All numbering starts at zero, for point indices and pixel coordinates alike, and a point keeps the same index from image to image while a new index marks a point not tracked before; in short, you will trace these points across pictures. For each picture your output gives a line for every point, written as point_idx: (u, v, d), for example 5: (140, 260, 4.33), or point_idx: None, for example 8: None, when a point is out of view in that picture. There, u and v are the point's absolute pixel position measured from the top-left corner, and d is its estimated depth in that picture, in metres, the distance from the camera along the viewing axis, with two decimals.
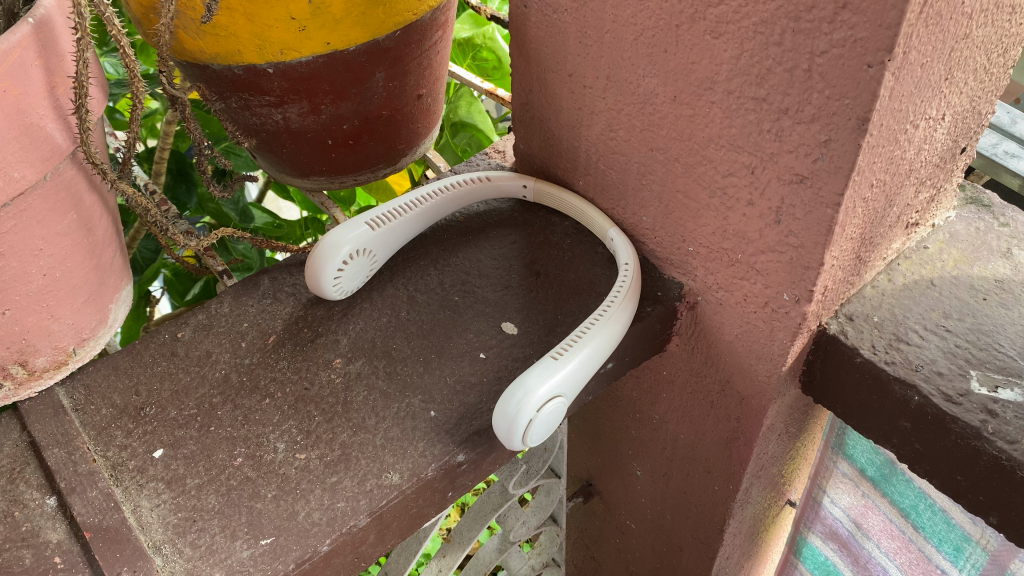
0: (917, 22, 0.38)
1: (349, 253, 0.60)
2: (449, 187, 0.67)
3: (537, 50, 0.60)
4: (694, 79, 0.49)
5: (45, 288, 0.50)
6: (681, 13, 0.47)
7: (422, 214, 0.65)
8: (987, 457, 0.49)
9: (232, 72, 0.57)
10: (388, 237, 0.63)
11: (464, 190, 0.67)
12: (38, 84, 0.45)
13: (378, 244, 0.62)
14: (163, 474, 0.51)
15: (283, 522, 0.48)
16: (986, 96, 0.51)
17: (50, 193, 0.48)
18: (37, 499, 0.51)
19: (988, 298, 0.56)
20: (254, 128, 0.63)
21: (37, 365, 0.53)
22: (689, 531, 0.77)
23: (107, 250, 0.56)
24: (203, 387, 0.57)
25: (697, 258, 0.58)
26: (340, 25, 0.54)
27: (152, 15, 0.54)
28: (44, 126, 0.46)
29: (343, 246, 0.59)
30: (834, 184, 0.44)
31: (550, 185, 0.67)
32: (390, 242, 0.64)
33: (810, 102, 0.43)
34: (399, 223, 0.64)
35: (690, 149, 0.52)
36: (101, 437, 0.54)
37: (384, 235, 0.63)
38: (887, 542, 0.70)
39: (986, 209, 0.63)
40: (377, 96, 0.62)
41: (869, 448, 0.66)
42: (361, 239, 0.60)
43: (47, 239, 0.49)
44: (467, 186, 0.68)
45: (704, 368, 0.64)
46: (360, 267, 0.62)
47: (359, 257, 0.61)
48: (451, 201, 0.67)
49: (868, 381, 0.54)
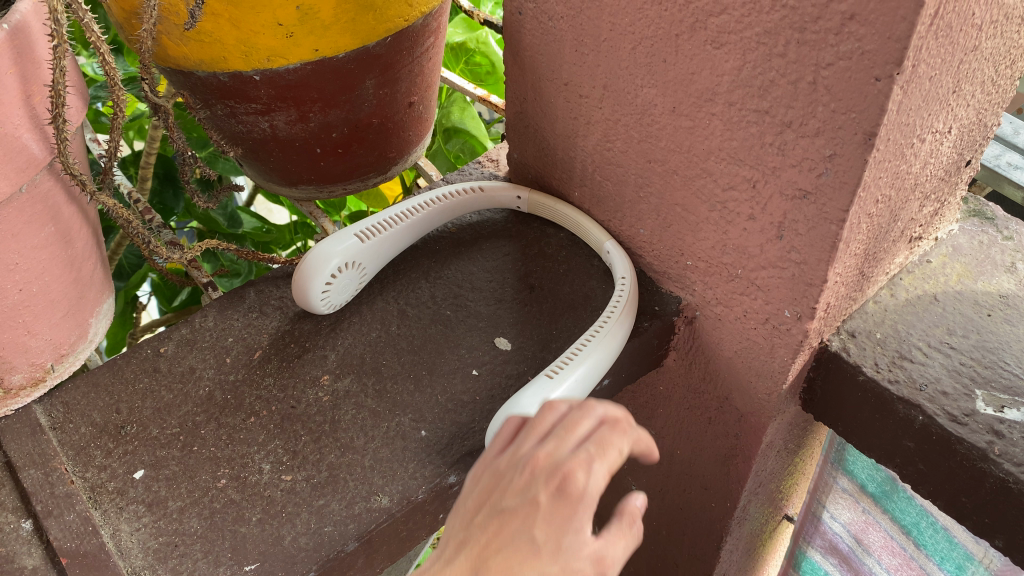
0: (927, 34, 0.37)
1: (338, 266, 0.58)
2: (442, 197, 0.65)
3: (531, 58, 0.59)
4: (695, 89, 0.47)
5: (21, 303, 0.49)
6: (681, 22, 0.45)
7: (414, 226, 0.64)
8: (993, 479, 0.48)
9: (218, 79, 0.55)
10: (380, 252, 0.62)
11: (457, 200, 0.66)
12: (12, 93, 0.43)
13: (369, 257, 0.61)
14: (144, 497, 0.49)
15: (268, 548, 0.47)
16: (993, 108, 0.50)
17: (26, 205, 0.47)
18: (12, 522, 0.49)
19: (993, 315, 0.55)
20: (240, 136, 0.61)
21: (13, 383, 0.52)
22: (685, 547, 0.76)
23: (88, 262, 0.54)
24: (186, 405, 0.55)
25: (695, 273, 0.57)
26: (328, 31, 0.53)
27: (134, 21, 0.52)
28: (19, 137, 0.44)
29: (333, 259, 0.58)
30: (838, 200, 0.43)
31: (545, 196, 0.65)
32: (382, 256, 0.62)
33: (815, 116, 0.41)
34: (394, 236, 0.62)
35: (689, 161, 0.51)
36: (79, 458, 0.52)
37: (374, 247, 0.61)
38: (887, 559, 0.69)
39: (989, 222, 0.62)
40: (367, 104, 0.60)
41: (869, 465, 0.65)
42: (350, 251, 0.59)
43: (23, 253, 0.47)
44: (460, 196, 0.66)
45: (701, 384, 0.62)
46: (350, 280, 0.60)
47: (348, 269, 0.59)
48: (443, 212, 0.66)
49: (871, 400, 0.53)
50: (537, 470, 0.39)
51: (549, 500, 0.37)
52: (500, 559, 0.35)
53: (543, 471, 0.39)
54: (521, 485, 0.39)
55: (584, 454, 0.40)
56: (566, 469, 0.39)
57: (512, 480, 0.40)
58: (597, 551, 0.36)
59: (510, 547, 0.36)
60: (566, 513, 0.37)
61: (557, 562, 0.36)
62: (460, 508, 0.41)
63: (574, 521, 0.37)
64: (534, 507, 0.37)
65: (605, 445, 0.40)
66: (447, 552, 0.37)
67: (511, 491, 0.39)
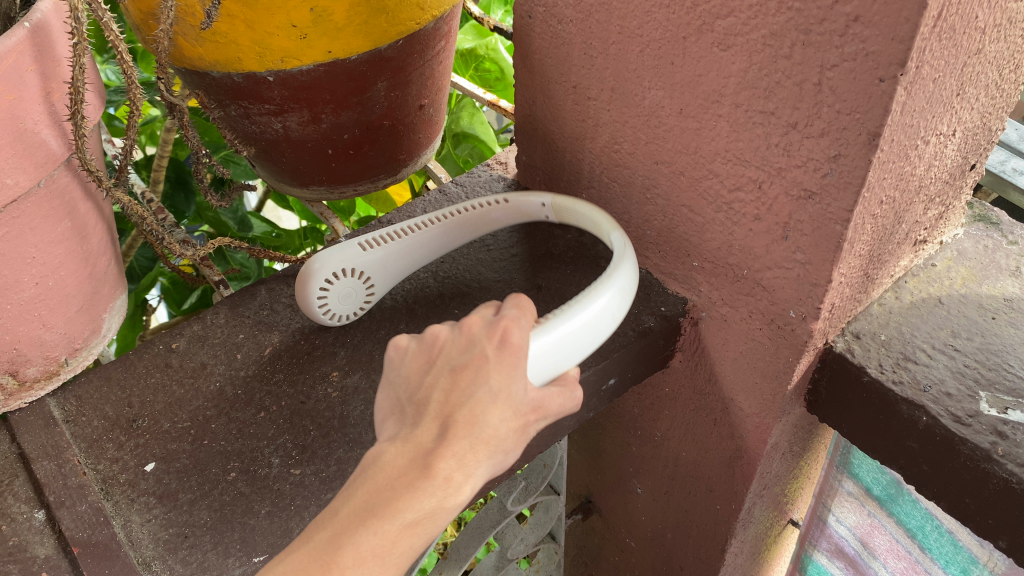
0: (931, 36, 0.37)
1: (336, 271, 0.57)
2: (460, 211, 0.63)
3: (540, 61, 0.60)
4: (701, 91, 0.48)
5: (37, 297, 0.49)
6: (688, 24, 0.46)
7: (430, 239, 0.62)
8: (997, 480, 0.48)
9: (232, 80, 0.56)
10: (385, 264, 0.60)
11: (477, 213, 0.64)
12: (33, 90, 0.44)
13: (375, 267, 0.59)
14: (156, 489, 0.50)
15: (277, 540, 0.47)
16: (997, 112, 0.50)
17: (44, 200, 0.47)
18: (26, 513, 0.50)
19: (997, 318, 0.56)
20: (253, 136, 0.62)
21: (28, 375, 0.53)
22: (691, 550, 0.76)
23: (102, 258, 0.55)
24: (197, 400, 0.55)
25: (701, 274, 0.57)
26: (342, 33, 0.53)
27: (150, 21, 0.53)
28: (39, 133, 0.45)
29: (328, 265, 0.57)
30: (843, 200, 0.43)
31: (567, 199, 0.62)
32: (390, 270, 0.60)
33: (819, 117, 0.42)
34: (399, 248, 0.60)
35: (696, 162, 0.51)
36: (92, 450, 0.53)
37: (380, 257, 0.59)
38: (893, 562, 0.69)
39: (994, 227, 0.62)
40: (379, 106, 0.61)
41: (875, 468, 0.65)
42: (349, 258, 0.58)
43: (40, 247, 0.48)
44: (480, 210, 0.64)
45: (707, 385, 0.63)
46: (353, 289, 0.59)
47: (349, 277, 0.58)
48: (462, 226, 0.63)
49: (875, 401, 0.53)
50: (473, 329, 0.42)
51: (495, 354, 0.40)
52: (465, 412, 0.38)
53: (479, 330, 0.41)
54: (461, 345, 0.41)
55: (512, 312, 0.43)
56: (502, 326, 0.41)
57: (448, 337, 0.41)
58: (536, 401, 0.42)
59: (472, 400, 0.38)
60: (511, 365, 0.40)
61: (510, 408, 0.39)
62: (395, 372, 0.41)
63: (518, 371, 0.40)
64: (484, 359, 0.40)
65: (523, 308, 0.44)
66: (405, 417, 0.39)
67: (455, 350, 0.41)
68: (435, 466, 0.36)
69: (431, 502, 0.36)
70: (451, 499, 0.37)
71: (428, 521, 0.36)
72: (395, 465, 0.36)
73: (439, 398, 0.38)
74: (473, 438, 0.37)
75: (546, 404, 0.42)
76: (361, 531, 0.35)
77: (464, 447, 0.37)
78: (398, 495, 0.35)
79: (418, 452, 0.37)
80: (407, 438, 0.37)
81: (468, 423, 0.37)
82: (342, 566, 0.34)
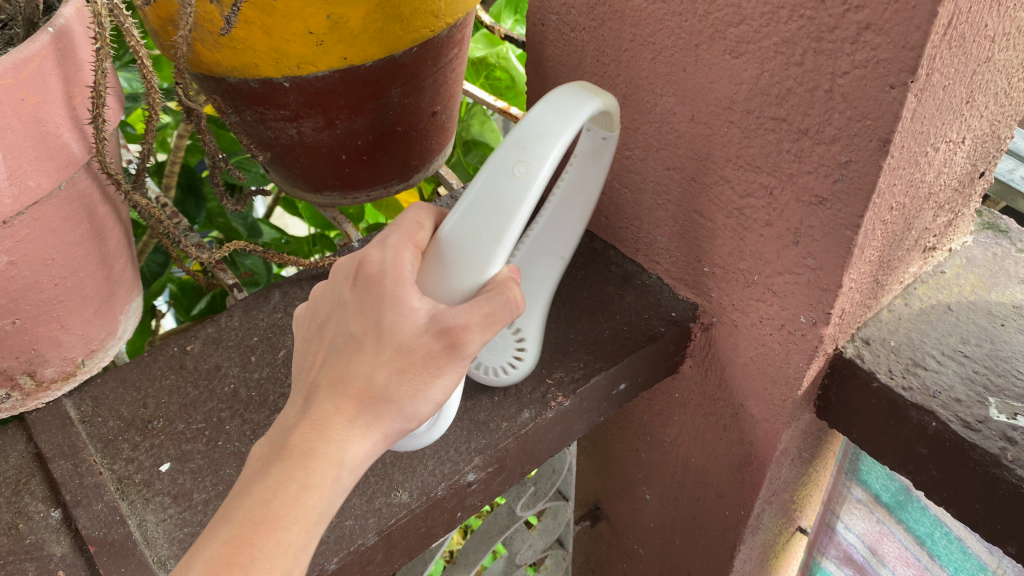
0: (941, 44, 0.38)
1: None
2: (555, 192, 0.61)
3: (553, 68, 0.60)
4: (713, 98, 0.48)
5: (56, 298, 0.50)
6: (701, 32, 0.47)
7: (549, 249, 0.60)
8: (1006, 485, 0.48)
9: (248, 85, 0.57)
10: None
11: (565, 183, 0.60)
12: (56, 93, 0.45)
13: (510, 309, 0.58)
14: (170, 489, 0.51)
15: None
16: (1006, 120, 0.51)
17: (64, 202, 0.48)
18: (42, 512, 0.51)
19: (1006, 325, 0.56)
20: (268, 142, 0.63)
21: (45, 376, 0.53)
22: (699, 557, 0.76)
23: (119, 260, 0.55)
24: (211, 401, 0.56)
25: (712, 279, 0.58)
26: (357, 40, 0.54)
27: (169, 27, 0.54)
28: (61, 136, 0.46)
29: None
30: (854, 206, 0.44)
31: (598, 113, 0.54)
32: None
33: (831, 123, 0.42)
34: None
35: (707, 168, 0.52)
36: (107, 450, 0.53)
37: None
38: (902, 570, 0.69)
39: (1003, 234, 0.62)
40: (393, 112, 0.62)
41: (884, 475, 0.65)
42: None
43: (60, 249, 0.49)
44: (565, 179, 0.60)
45: (716, 391, 0.63)
46: (501, 338, 0.57)
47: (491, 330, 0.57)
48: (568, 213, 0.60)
49: (885, 407, 0.54)
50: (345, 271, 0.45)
51: (355, 297, 0.42)
52: (326, 376, 0.41)
53: (344, 270, 0.44)
54: (330, 293, 0.45)
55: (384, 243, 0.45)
56: (361, 257, 0.44)
57: (323, 293, 0.46)
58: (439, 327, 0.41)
59: (333, 361, 0.41)
60: (370, 302, 0.42)
61: (378, 345, 0.41)
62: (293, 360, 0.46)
63: (381, 301, 0.42)
64: (343, 302, 0.43)
65: (399, 227, 0.47)
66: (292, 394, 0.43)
67: (327, 303, 0.45)
68: (294, 439, 0.39)
69: (294, 471, 0.38)
70: (322, 470, 0.38)
71: (304, 509, 0.38)
72: (264, 452, 0.40)
73: (311, 368, 0.42)
74: (334, 397, 0.40)
75: (451, 327, 0.41)
76: (219, 524, 0.37)
77: (326, 411, 0.40)
78: (258, 480, 0.38)
79: (284, 428, 0.40)
80: (282, 420, 0.41)
81: (330, 382, 0.41)
82: (197, 559, 0.36)
